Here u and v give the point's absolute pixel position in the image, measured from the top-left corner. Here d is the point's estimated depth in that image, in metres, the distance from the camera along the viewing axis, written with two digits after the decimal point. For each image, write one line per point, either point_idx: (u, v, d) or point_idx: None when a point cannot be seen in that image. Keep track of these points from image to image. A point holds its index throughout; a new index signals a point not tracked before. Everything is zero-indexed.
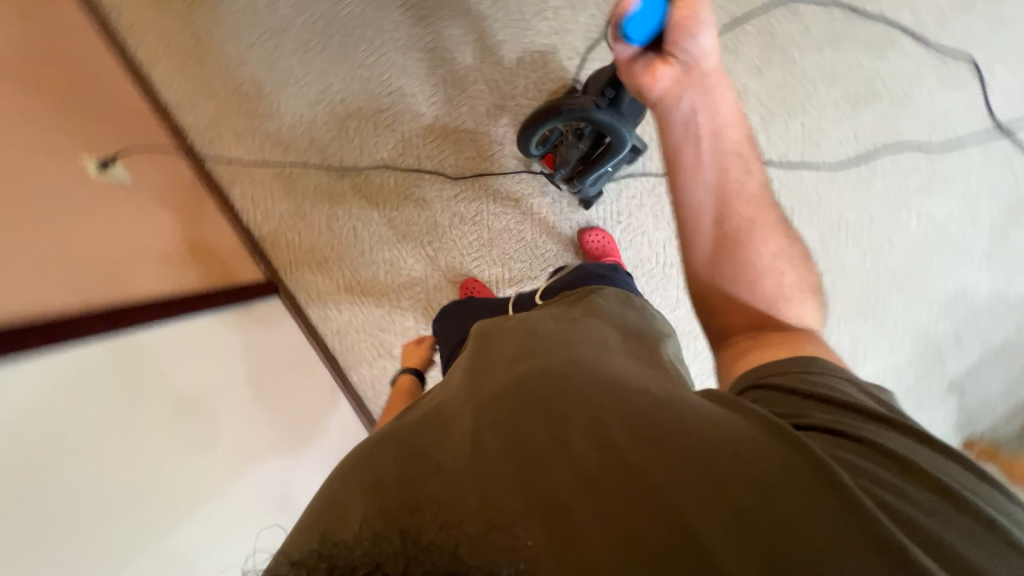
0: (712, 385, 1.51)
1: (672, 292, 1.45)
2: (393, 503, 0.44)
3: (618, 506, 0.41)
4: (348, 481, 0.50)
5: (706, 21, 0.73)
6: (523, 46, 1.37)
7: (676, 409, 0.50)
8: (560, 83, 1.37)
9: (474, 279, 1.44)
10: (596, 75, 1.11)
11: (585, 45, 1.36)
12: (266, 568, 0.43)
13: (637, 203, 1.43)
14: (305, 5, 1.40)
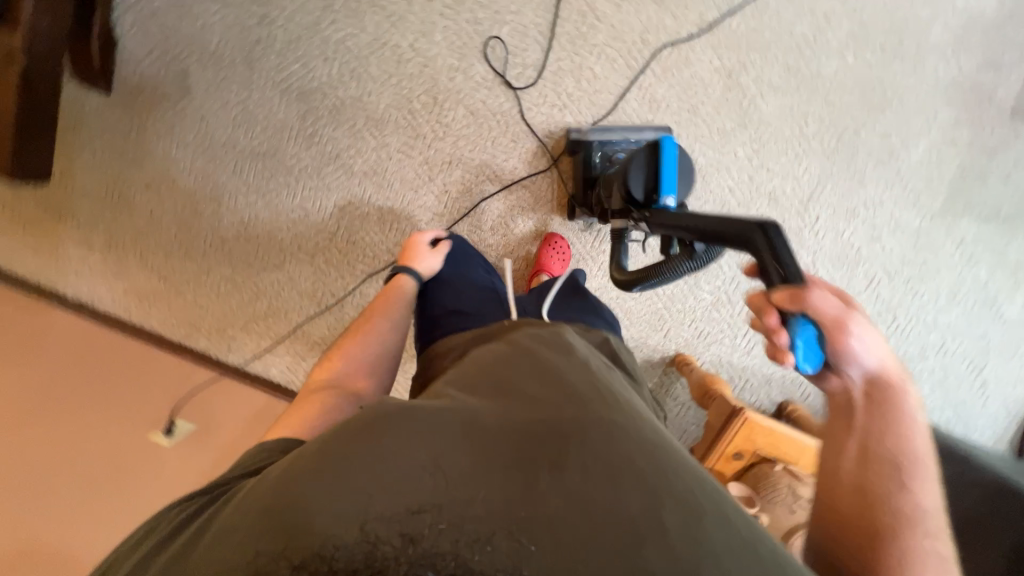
0: None
1: None
2: (394, 503, 0.48)
3: (632, 540, 0.46)
4: (352, 464, 0.51)
5: (873, 345, 0.58)
6: (407, 97, 1.33)
7: (711, 491, 0.53)
8: (460, 104, 1.32)
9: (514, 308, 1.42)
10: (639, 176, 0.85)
11: (457, 58, 1.30)
12: (261, 534, 0.48)
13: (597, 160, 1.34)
14: (220, 192, 1.46)
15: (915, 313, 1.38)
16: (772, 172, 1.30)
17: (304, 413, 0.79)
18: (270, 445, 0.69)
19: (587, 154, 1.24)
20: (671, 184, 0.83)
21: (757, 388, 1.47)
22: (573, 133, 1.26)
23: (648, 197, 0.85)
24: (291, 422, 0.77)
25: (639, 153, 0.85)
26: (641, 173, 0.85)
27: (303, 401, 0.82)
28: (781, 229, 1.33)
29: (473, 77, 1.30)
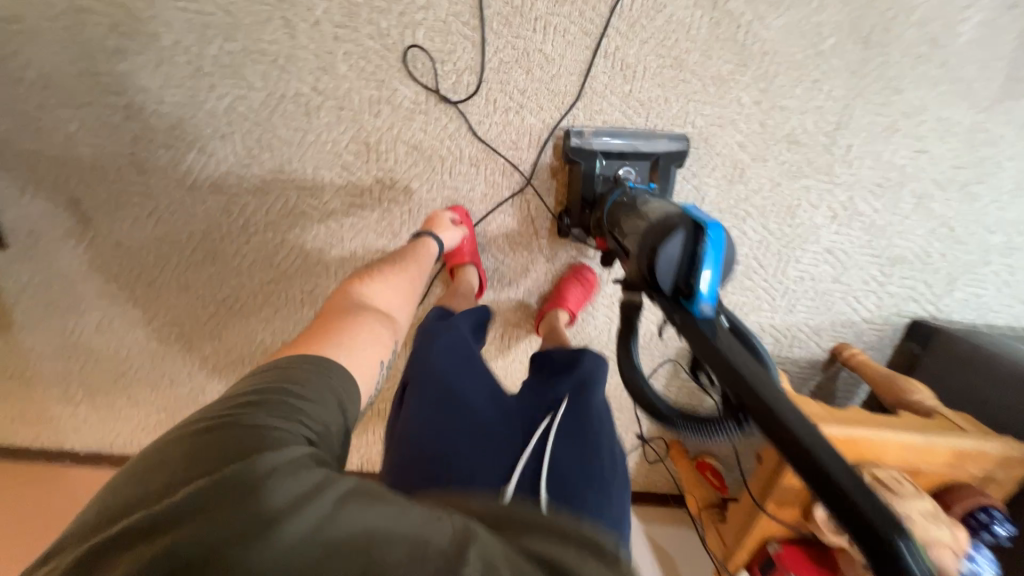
0: (806, 211, 1.18)
1: (685, 187, 1.14)
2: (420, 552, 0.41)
3: None
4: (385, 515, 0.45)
5: None
6: (335, 153, 1.09)
7: None
8: (398, 141, 1.08)
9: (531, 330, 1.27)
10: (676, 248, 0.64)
11: (377, 87, 1.03)
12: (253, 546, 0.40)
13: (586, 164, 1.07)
14: (173, 313, 1.28)
15: (975, 218, 1.20)
16: (787, 110, 1.07)
17: (342, 339, 0.73)
18: (313, 369, 0.63)
19: (589, 167, 1.05)
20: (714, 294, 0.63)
21: (806, 341, 1.36)
22: (573, 140, 1.04)
23: (679, 298, 0.66)
24: (336, 347, 0.71)
25: (676, 240, 0.64)
26: (675, 266, 0.65)
27: (342, 327, 0.76)
28: (807, 172, 1.13)
29: (404, 106, 1.05)
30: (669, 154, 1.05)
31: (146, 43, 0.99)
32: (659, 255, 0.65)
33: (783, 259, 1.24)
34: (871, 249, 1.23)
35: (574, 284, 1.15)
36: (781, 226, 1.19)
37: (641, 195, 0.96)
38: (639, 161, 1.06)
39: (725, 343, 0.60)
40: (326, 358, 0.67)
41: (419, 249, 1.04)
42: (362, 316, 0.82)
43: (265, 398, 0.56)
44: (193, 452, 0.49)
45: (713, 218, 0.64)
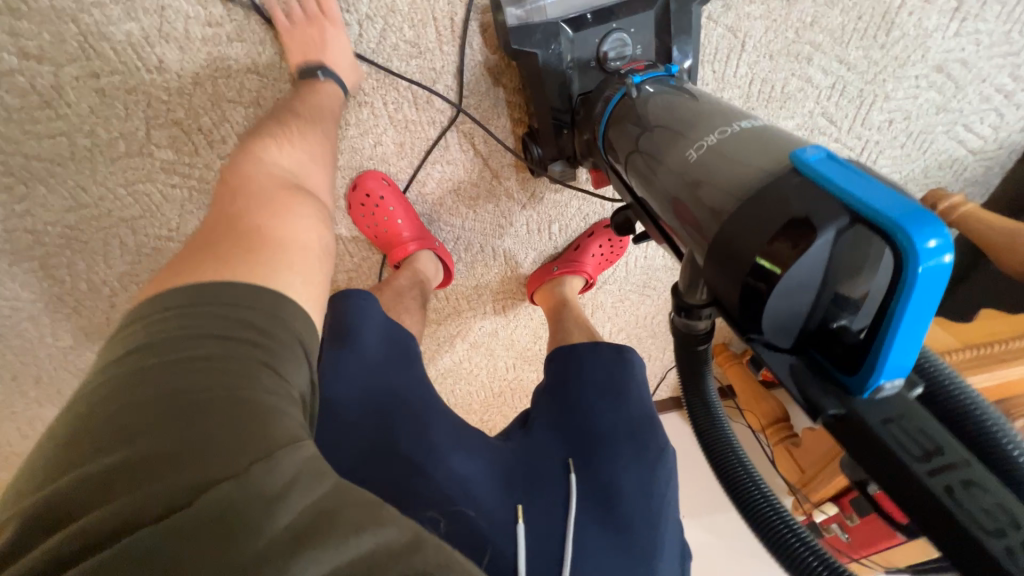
0: (914, 12, 0.72)
1: (715, 35, 0.69)
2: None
3: None
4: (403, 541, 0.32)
5: None
6: (137, 153, 0.65)
7: None
8: (225, 102, 0.63)
9: (528, 284, 0.99)
10: (818, 256, 0.36)
11: (130, 16, 0.55)
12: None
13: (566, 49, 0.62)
14: None
15: None
16: None
17: (276, 238, 0.43)
18: (252, 309, 0.37)
19: (553, 61, 0.62)
20: (901, 354, 0.37)
21: None
22: (510, 17, 0.58)
23: (808, 348, 0.41)
24: (275, 254, 0.42)
25: (819, 257, 0.36)
26: (810, 301, 0.38)
27: (275, 213, 0.46)
28: None
29: (197, 36, 0.57)
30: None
31: None
32: (781, 284, 0.37)
33: (868, 100, 0.82)
34: (1007, 45, 0.79)
35: (598, 241, 0.91)
36: (869, 50, 0.75)
37: (650, 103, 0.57)
38: (637, 14, 0.61)
39: (952, 481, 0.34)
40: (278, 292, 0.39)
41: (315, 95, 0.57)
42: (301, 189, 0.50)
43: (221, 354, 0.34)
44: (143, 448, 0.30)
45: (901, 202, 0.35)
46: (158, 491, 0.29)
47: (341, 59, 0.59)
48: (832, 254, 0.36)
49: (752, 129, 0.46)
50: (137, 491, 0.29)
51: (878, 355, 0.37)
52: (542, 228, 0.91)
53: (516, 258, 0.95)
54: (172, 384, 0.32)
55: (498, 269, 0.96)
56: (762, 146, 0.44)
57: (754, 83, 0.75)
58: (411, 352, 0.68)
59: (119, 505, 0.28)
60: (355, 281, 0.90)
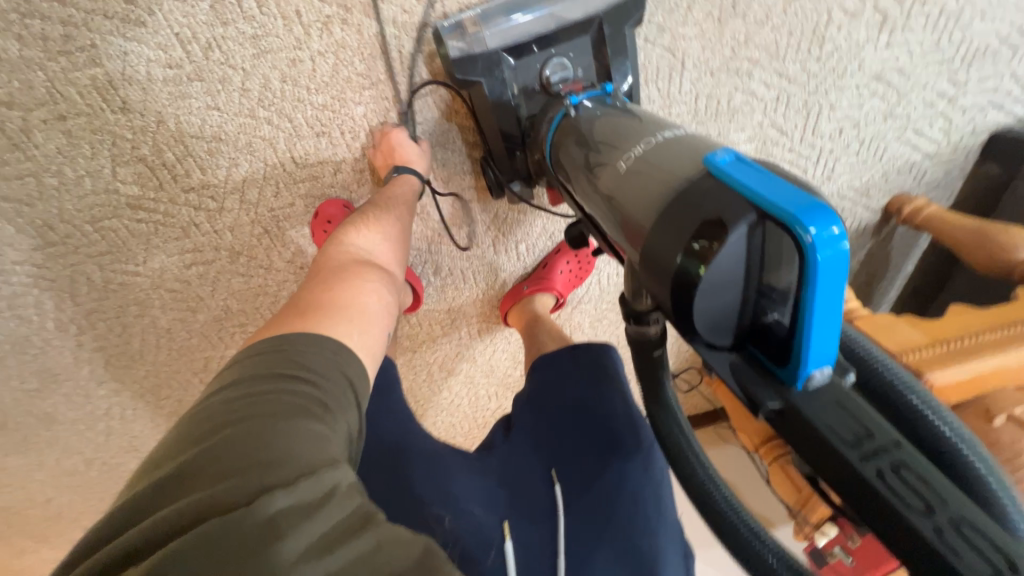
0: (842, 27, 0.76)
1: (653, 56, 0.73)
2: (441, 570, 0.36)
3: None
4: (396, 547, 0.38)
5: None
6: (103, 190, 0.68)
7: None
8: (187, 138, 0.66)
9: (500, 306, 0.99)
10: (733, 251, 0.37)
11: (94, 62, 0.58)
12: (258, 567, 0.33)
13: (511, 74, 0.65)
14: (56, 444, 0.98)
15: None
16: None
17: (342, 306, 0.56)
18: (322, 357, 0.48)
19: (497, 89, 0.65)
20: (820, 344, 0.38)
21: (850, 208, 1.03)
22: (452, 49, 0.62)
23: (746, 343, 0.42)
24: (338, 316, 0.54)
25: (737, 249, 0.37)
26: (736, 297, 0.39)
27: (346, 284, 0.59)
28: None
29: (158, 78, 0.61)
30: (612, 11, 0.64)
31: None
32: (703, 285, 0.38)
33: (814, 110, 0.85)
34: (939, 53, 0.83)
35: (565, 257, 0.92)
36: (806, 63, 0.79)
37: (592, 119, 0.60)
38: (574, 40, 0.65)
39: (884, 465, 0.35)
40: (341, 342, 0.51)
41: (396, 188, 0.69)
42: (370, 265, 0.64)
43: (278, 395, 0.43)
44: (209, 461, 0.38)
45: (806, 198, 0.36)
46: (231, 484, 0.36)
47: (408, 182, 0.70)
48: (746, 250, 0.37)
49: (674, 139, 0.49)
50: (212, 486, 0.36)
51: (799, 344, 0.38)
52: (509, 248, 0.92)
53: (487, 280, 0.95)
54: (251, 413, 0.41)
55: (469, 292, 0.96)
56: (680, 153, 0.46)
57: (699, 99, 0.78)
58: (389, 379, 0.75)
59: (200, 494, 0.36)
60: None
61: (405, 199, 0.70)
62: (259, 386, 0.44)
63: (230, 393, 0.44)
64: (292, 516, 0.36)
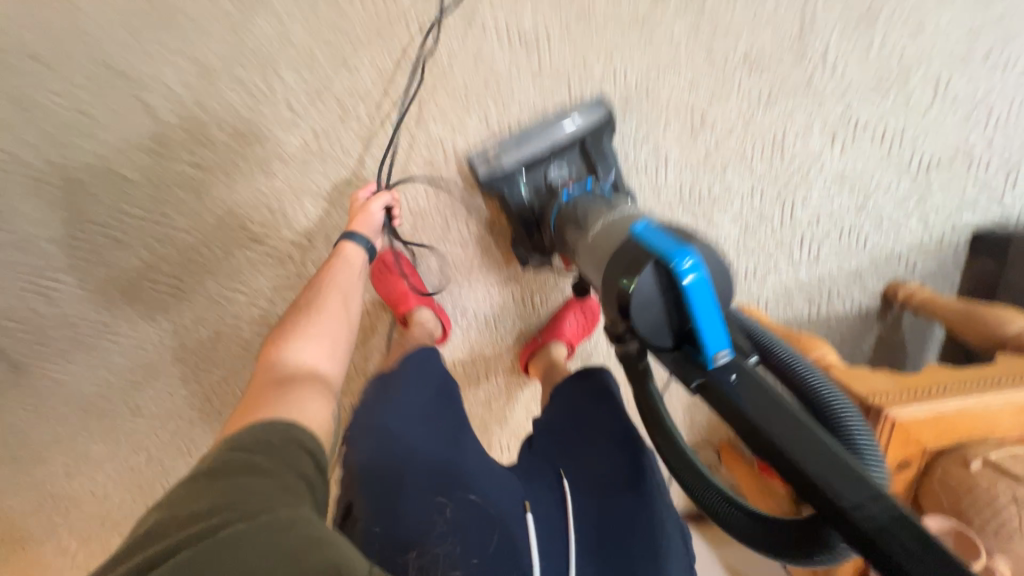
0: (797, 140, 0.96)
1: (641, 155, 0.95)
2: None
3: None
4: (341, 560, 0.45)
5: None
6: (240, 227, 0.96)
7: None
8: (302, 196, 0.95)
9: (517, 354, 1.13)
10: (642, 281, 0.52)
11: (260, 145, 0.91)
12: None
13: (524, 178, 0.90)
14: (134, 436, 1.16)
15: (1016, 88, 0.95)
16: (733, 30, 0.87)
17: (291, 398, 0.62)
18: (277, 440, 0.55)
19: (515, 190, 0.90)
20: (712, 332, 0.51)
21: (847, 290, 1.12)
22: (481, 171, 0.89)
23: (682, 343, 0.54)
24: (292, 405, 0.61)
25: (649, 276, 0.51)
26: (659, 309, 0.52)
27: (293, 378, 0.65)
28: (783, 95, 0.92)
29: (295, 156, 0.92)
30: (593, 130, 0.88)
31: (7, 167, 0.90)
32: (634, 301, 0.52)
33: (787, 202, 1.02)
34: (893, 161, 0.99)
35: (574, 311, 1.07)
36: (771, 165, 0.98)
37: (581, 203, 0.82)
38: (568, 153, 0.90)
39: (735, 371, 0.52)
40: (291, 423, 0.57)
41: (347, 253, 0.86)
42: (310, 377, 0.66)
43: (246, 456, 0.52)
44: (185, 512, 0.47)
45: (674, 242, 0.52)
46: (215, 521, 0.46)
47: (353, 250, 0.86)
48: (652, 279, 0.51)
49: (623, 216, 0.69)
50: (185, 530, 0.45)
51: (700, 338, 0.52)
52: (527, 300, 1.09)
53: (506, 327, 1.11)
54: (240, 467, 0.51)
55: (490, 337, 1.11)
56: (618, 228, 0.65)
57: (682, 187, 0.99)
58: (435, 368, 0.80)
59: (191, 529, 0.45)
60: (370, 336, 1.09)
61: (347, 272, 0.83)
62: (236, 444, 0.54)
63: (217, 455, 0.53)
64: (262, 539, 0.44)
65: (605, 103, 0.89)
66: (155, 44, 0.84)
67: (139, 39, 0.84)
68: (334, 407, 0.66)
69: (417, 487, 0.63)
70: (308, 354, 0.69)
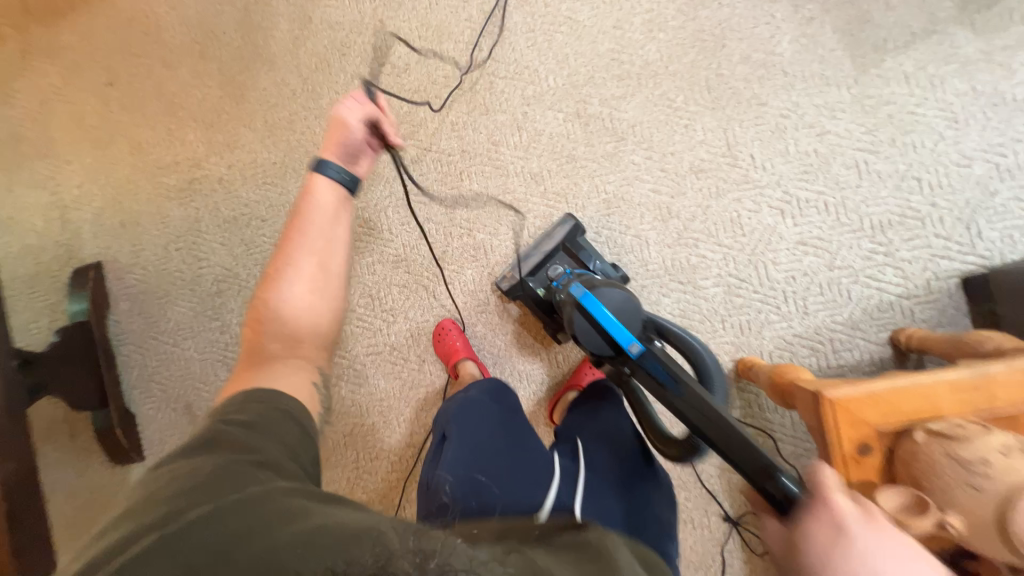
0: (752, 217, 1.24)
1: (627, 238, 1.28)
2: (323, 516, 0.51)
3: None
4: (298, 506, 0.53)
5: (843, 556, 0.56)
6: (349, 309, 1.40)
7: None
8: (391, 285, 1.39)
9: (548, 408, 1.32)
10: (572, 318, 0.86)
11: (368, 255, 1.40)
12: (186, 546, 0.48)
13: (531, 281, 1.23)
14: None
15: (933, 162, 1.17)
16: (678, 152, 1.26)
17: (268, 373, 0.79)
18: (259, 407, 0.70)
19: (530, 292, 1.23)
20: (621, 331, 0.82)
21: (849, 340, 1.20)
22: (504, 284, 1.26)
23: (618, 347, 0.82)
24: (281, 381, 0.78)
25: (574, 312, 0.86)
26: (590, 329, 0.84)
27: (282, 355, 0.82)
28: (729, 188, 1.24)
29: (389, 260, 1.39)
30: (568, 235, 1.23)
31: (230, 280, 1.48)
32: (576, 331, 0.85)
33: (759, 264, 1.23)
34: (846, 225, 1.20)
35: (590, 365, 1.28)
36: (736, 238, 1.24)
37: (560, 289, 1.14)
38: (558, 256, 1.24)
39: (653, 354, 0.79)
40: (267, 388, 0.74)
41: (313, 183, 0.94)
42: (285, 354, 0.83)
43: (222, 436, 0.63)
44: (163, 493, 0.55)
45: (584, 288, 0.87)
46: (184, 505, 0.53)
47: (324, 182, 0.94)
48: (578, 315, 0.85)
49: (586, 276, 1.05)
50: (160, 506, 0.53)
51: (619, 338, 0.81)
52: (553, 358, 1.34)
53: (537, 383, 1.34)
54: (217, 464, 0.58)
55: (523, 392, 1.35)
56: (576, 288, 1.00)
57: (666, 260, 1.26)
58: (504, 391, 1.02)
59: (164, 509, 0.53)
60: (432, 391, 1.38)
61: (311, 217, 0.93)
62: (214, 426, 0.65)
63: (197, 440, 0.63)
64: (230, 518, 0.51)
65: (570, 218, 1.25)
66: None
67: None
68: (314, 380, 0.82)
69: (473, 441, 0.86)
70: (291, 330, 0.84)
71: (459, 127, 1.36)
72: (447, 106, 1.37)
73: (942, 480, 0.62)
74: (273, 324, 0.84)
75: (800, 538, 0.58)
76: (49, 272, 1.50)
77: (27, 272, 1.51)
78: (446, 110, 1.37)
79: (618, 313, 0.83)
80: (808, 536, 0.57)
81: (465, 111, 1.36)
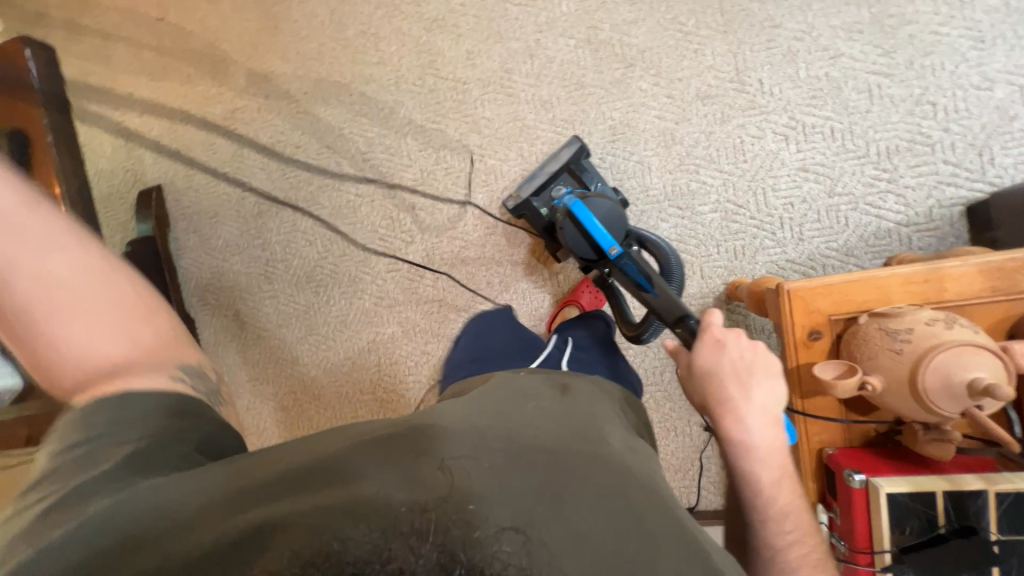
0: (755, 144, 1.26)
1: (629, 164, 1.33)
2: (218, 504, 0.51)
3: (586, 515, 0.49)
4: (203, 494, 0.53)
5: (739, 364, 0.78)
6: (373, 230, 1.55)
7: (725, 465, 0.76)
8: (409, 207, 1.52)
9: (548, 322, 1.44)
10: (567, 229, 1.00)
11: (389, 179, 1.52)
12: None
13: (536, 198, 1.30)
14: (276, 383, 1.64)
15: (952, 86, 1.15)
16: (686, 78, 1.28)
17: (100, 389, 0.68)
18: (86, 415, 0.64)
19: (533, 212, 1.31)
20: (608, 239, 0.97)
21: (842, 267, 1.23)
22: (509, 203, 1.31)
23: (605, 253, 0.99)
24: (138, 369, 0.71)
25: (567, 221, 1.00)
26: (581, 237, 0.99)
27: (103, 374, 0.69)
28: (735, 114, 1.26)
29: (407, 185, 1.51)
30: (574, 156, 1.29)
31: (268, 202, 1.62)
32: (570, 240, 1.00)
33: (758, 191, 1.27)
34: (852, 151, 1.21)
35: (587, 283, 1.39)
36: (736, 165, 1.27)
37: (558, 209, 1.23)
38: (560, 177, 1.30)
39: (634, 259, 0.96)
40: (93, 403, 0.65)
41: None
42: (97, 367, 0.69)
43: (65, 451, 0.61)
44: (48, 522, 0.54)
45: (575, 200, 1.00)
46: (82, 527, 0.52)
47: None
48: (573, 226, 0.99)
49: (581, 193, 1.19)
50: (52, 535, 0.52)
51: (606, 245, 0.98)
52: (554, 278, 1.46)
53: (540, 301, 1.47)
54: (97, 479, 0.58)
55: (526, 308, 1.47)
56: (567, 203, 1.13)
57: (667, 186, 1.31)
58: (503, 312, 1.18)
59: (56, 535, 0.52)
60: (444, 305, 1.53)
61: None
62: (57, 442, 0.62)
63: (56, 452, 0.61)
64: (135, 534, 0.50)
65: (576, 139, 1.31)
66: (347, 129, 1.54)
67: (340, 129, 1.55)
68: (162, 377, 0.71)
69: (478, 349, 1.06)
70: (76, 335, 0.70)
71: (475, 55, 1.42)
72: (463, 35, 1.43)
73: (868, 346, 0.70)
74: (61, 363, 0.70)
75: (705, 351, 0.81)
76: (118, 194, 1.71)
77: (101, 193, 1.72)
78: (463, 38, 1.43)
79: (603, 220, 0.99)
80: (706, 354, 0.81)
81: (481, 39, 1.41)
